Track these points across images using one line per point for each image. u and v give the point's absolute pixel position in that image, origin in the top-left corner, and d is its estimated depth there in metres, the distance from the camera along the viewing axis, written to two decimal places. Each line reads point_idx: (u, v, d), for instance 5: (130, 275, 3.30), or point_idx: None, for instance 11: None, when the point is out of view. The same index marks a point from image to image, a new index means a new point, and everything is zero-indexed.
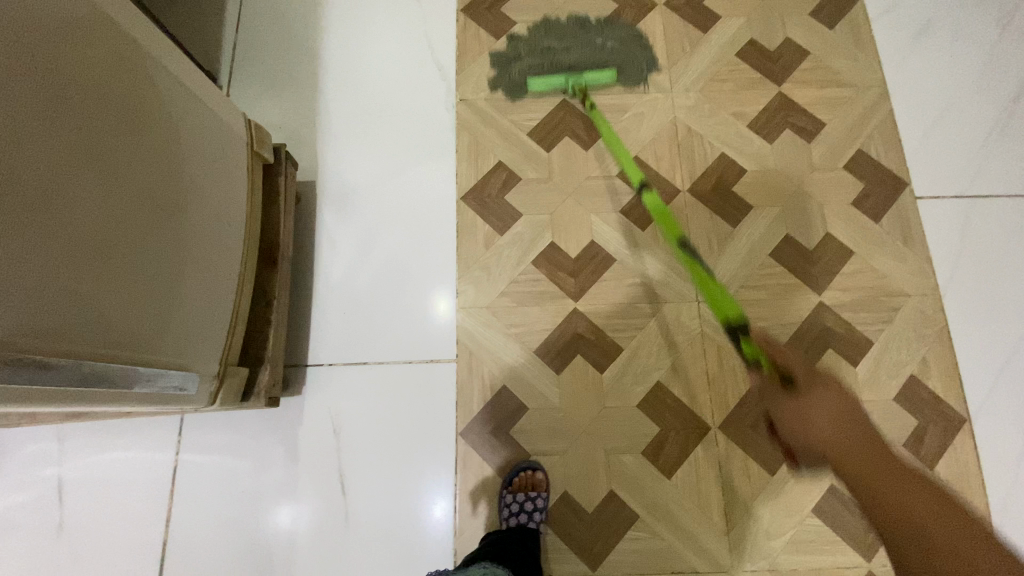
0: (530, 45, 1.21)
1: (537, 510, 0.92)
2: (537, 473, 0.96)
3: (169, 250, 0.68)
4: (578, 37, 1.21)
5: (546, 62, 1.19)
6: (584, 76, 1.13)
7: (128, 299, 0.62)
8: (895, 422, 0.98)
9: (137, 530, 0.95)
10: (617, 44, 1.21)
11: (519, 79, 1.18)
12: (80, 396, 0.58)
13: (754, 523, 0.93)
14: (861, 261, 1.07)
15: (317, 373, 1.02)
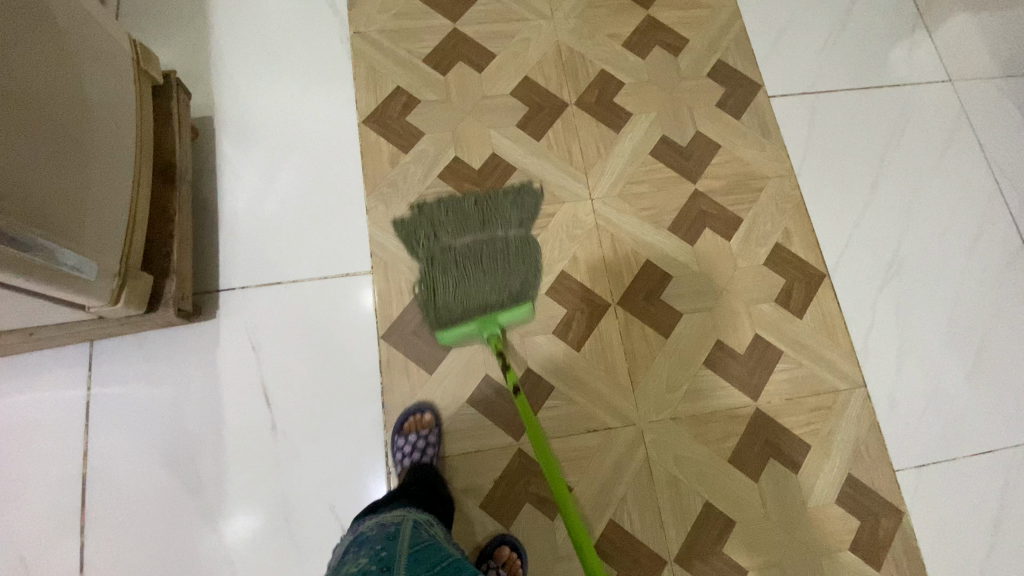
0: (436, 261, 1.08)
1: (429, 446, 0.95)
2: (425, 415, 0.99)
3: (61, 132, 0.69)
4: (479, 231, 1.10)
5: (458, 286, 1.07)
6: (497, 320, 0.99)
7: (23, 166, 0.63)
8: (768, 283, 1.12)
9: (54, 469, 0.93)
10: (519, 229, 1.12)
11: (435, 304, 1.06)
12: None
13: (656, 381, 1.04)
14: (728, 152, 1.21)
15: (232, 296, 1.02)
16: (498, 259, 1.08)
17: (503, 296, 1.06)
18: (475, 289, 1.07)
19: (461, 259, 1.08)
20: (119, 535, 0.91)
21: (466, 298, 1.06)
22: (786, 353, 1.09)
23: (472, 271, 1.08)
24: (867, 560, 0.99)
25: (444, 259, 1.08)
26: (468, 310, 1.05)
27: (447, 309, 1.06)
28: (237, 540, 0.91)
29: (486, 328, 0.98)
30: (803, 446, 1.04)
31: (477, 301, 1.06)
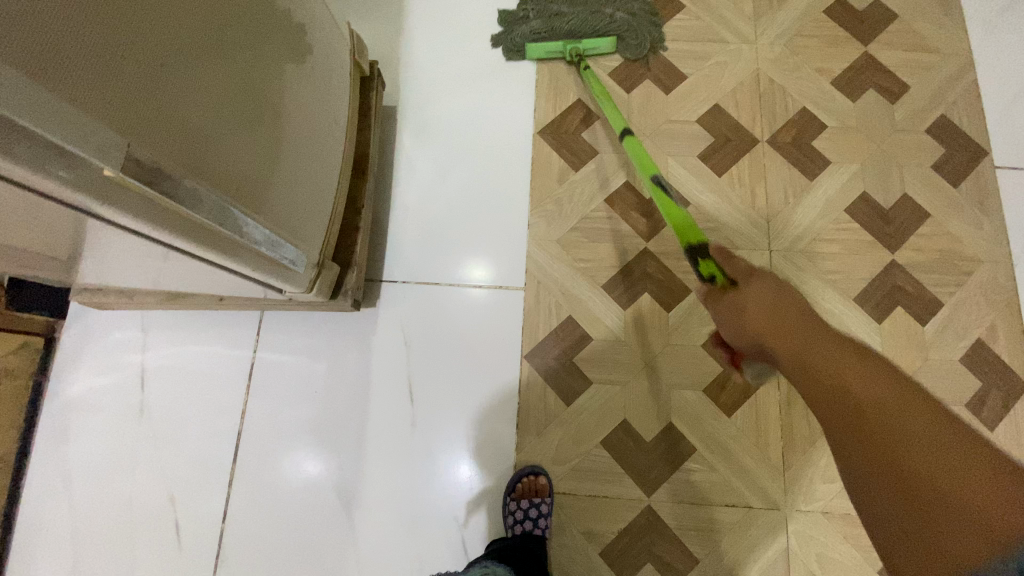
0: (539, 9, 1.16)
1: (542, 517, 0.91)
2: (540, 479, 0.95)
3: (295, 128, 0.71)
4: (589, 3, 1.15)
5: (554, 24, 1.14)
6: (581, 45, 1.13)
7: (267, 164, 0.65)
8: (958, 383, 0.99)
9: (213, 419, 1.00)
10: (627, 15, 1.16)
11: (522, 35, 1.15)
12: (223, 247, 0.61)
13: (810, 466, 0.95)
14: (936, 223, 1.07)
15: (391, 288, 1.05)
16: (597, 32, 1.14)
17: (595, 32, 1.14)
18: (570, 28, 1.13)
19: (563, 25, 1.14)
20: (261, 495, 0.96)
21: (555, 29, 1.14)
22: None
23: (569, 18, 1.14)
24: None
25: (552, 19, 1.14)
26: (557, 33, 1.14)
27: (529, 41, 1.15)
28: (365, 526, 0.95)
29: (570, 45, 1.12)
30: None
31: (565, 28, 1.13)
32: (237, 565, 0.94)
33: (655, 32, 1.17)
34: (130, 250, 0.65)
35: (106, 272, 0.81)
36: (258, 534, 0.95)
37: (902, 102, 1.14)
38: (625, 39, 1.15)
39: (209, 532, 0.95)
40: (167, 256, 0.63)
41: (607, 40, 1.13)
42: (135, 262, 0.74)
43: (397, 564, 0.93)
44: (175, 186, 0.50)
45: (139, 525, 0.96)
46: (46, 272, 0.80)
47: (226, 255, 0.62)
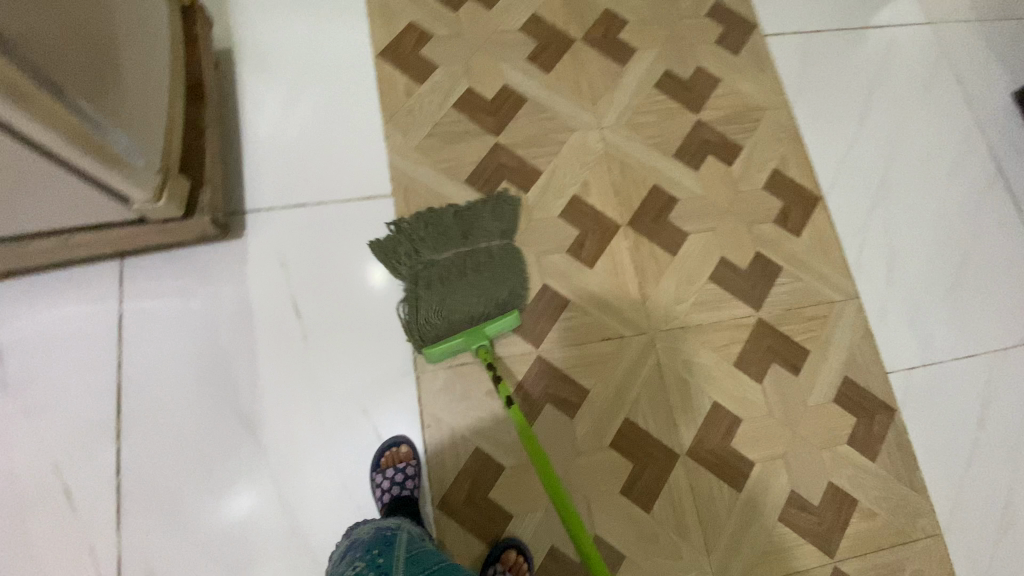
0: (417, 273, 1.04)
1: (408, 478, 0.93)
2: (403, 447, 0.96)
3: (117, 20, 0.72)
4: (459, 243, 1.07)
5: (440, 300, 1.01)
6: (484, 330, 0.98)
7: (87, 42, 0.66)
8: (767, 205, 1.19)
9: (88, 380, 0.95)
10: (501, 239, 1.10)
11: (419, 324, 1.01)
12: (39, 115, 0.61)
13: (666, 294, 1.10)
14: (727, 85, 1.27)
15: (258, 217, 1.05)
16: (481, 272, 1.05)
17: (490, 304, 1.03)
18: (458, 300, 1.01)
19: (441, 279, 1.03)
20: (156, 441, 0.93)
21: (445, 305, 1.01)
22: (785, 268, 1.15)
23: (446, 268, 1.04)
24: (864, 452, 1.06)
25: (426, 279, 1.03)
26: (448, 306, 1.01)
27: (432, 335, 1.00)
28: (274, 443, 0.94)
29: (473, 339, 0.97)
30: (803, 351, 1.10)
31: (461, 309, 1.01)
32: (145, 515, 0.90)
33: (511, 213, 1.12)
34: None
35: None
36: (160, 480, 0.92)
37: None
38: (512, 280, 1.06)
39: (106, 490, 0.91)
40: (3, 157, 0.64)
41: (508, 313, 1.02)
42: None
43: (314, 471, 0.94)
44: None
45: (24, 504, 0.90)
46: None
47: (59, 135, 0.64)
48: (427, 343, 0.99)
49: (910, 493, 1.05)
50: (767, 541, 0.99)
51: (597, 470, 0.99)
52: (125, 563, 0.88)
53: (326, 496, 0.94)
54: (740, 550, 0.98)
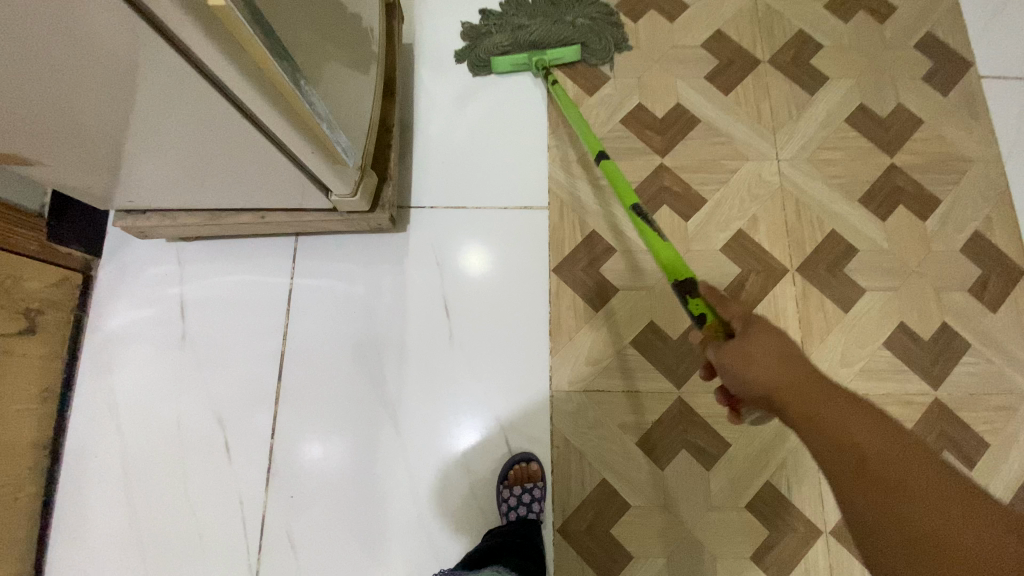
0: (500, 24, 1.15)
1: (535, 501, 0.92)
2: (532, 465, 0.96)
3: (349, 25, 0.76)
4: (549, 10, 1.15)
5: (517, 35, 1.12)
6: (546, 54, 1.12)
7: (328, 47, 0.70)
8: (961, 270, 1.05)
9: (255, 344, 1.02)
10: (587, 21, 1.16)
11: (489, 46, 1.13)
12: (282, 111, 0.66)
13: (828, 353, 1.01)
14: (929, 128, 1.13)
15: (420, 214, 1.07)
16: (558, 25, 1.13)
17: (561, 38, 1.13)
18: (533, 28, 1.12)
19: (516, 24, 1.14)
20: (307, 412, 0.99)
21: (518, 38, 1.12)
22: (974, 347, 1.01)
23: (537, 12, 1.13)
24: None
25: (501, 23, 1.15)
26: (520, 42, 1.12)
27: (494, 55, 1.13)
28: (412, 435, 0.99)
29: (536, 56, 1.11)
30: (983, 444, 0.97)
31: (531, 37, 1.12)
32: (289, 480, 0.96)
33: (616, 32, 1.17)
34: (172, 117, 0.64)
35: (132, 172, 0.79)
36: (306, 450, 0.97)
37: (891, 21, 1.20)
38: (589, 44, 1.15)
39: (259, 449, 0.97)
40: (211, 111, 0.63)
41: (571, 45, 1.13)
42: (168, 153, 0.73)
43: (446, 470, 0.98)
44: (252, 15, 0.54)
45: (189, 447, 0.98)
46: (74, 174, 0.78)
47: (268, 98, 0.63)
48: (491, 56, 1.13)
49: None
50: None
51: (728, 530, 0.93)
52: (267, 520, 0.94)
53: (454, 496, 0.97)
54: None
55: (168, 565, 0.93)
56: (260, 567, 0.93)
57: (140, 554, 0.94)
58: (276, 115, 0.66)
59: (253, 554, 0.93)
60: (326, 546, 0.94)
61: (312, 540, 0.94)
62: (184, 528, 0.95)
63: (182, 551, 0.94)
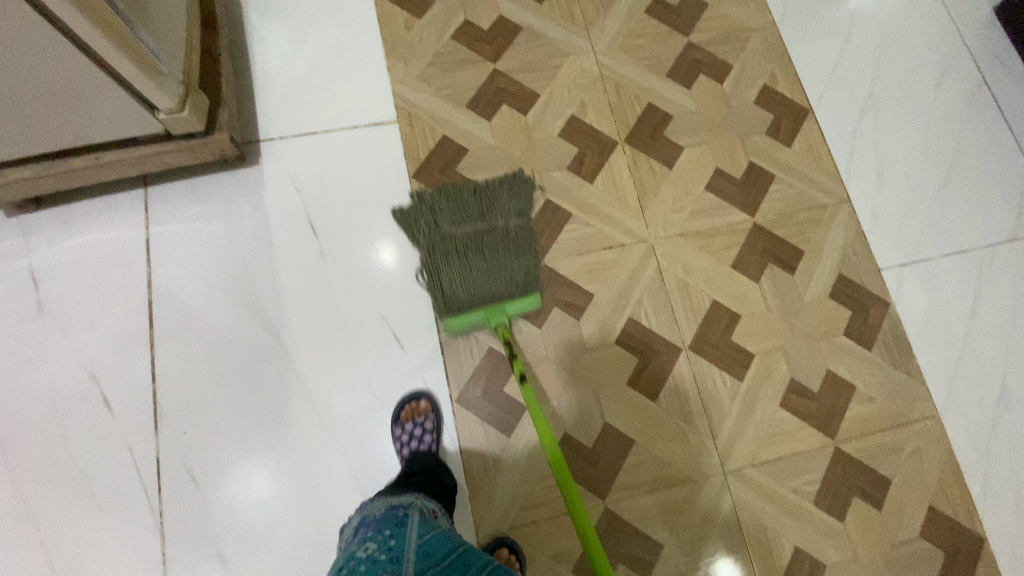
0: (432, 239, 1.06)
1: (426, 433, 0.96)
2: (421, 402, 0.99)
3: None
4: (478, 220, 1.07)
5: (462, 267, 1.02)
6: (505, 309, 1.00)
7: None
8: (758, 119, 1.23)
9: (120, 297, 1.00)
10: (518, 220, 1.09)
11: (440, 294, 1.01)
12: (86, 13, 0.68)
13: (663, 204, 1.15)
14: (715, 9, 1.32)
15: (271, 146, 1.10)
16: (498, 250, 1.04)
17: (493, 245, 1.05)
18: (477, 278, 1.01)
19: (459, 247, 1.04)
20: (187, 350, 0.98)
21: (474, 288, 1.01)
22: (779, 177, 1.19)
23: (474, 255, 1.03)
24: (861, 342, 1.10)
25: (442, 250, 1.04)
26: (472, 279, 1.01)
27: (450, 304, 1.01)
28: (300, 349, 1.00)
29: (494, 316, 1.00)
30: (799, 252, 1.14)
31: (483, 292, 1.01)
32: (180, 417, 0.95)
33: (523, 195, 1.12)
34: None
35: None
36: (193, 386, 0.97)
37: None
38: (529, 253, 1.06)
39: (143, 396, 0.96)
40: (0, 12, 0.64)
41: (530, 293, 1.02)
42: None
43: (339, 375, 1.00)
44: None
45: (66, 411, 0.95)
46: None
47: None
48: (447, 313, 1.00)
49: (908, 379, 1.09)
50: (770, 427, 1.03)
51: (603, 366, 1.04)
52: (163, 459, 0.94)
53: (351, 396, 0.99)
54: (745, 435, 1.02)
55: (64, 527, 0.90)
56: (164, 506, 0.92)
57: (30, 525, 0.90)
58: (79, 17, 0.68)
59: (153, 494, 0.92)
60: (228, 471, 0.94)
61: (214, 468, 0.94)
62: (74, 489, 0.92)
63: (76, 511, 0.91)
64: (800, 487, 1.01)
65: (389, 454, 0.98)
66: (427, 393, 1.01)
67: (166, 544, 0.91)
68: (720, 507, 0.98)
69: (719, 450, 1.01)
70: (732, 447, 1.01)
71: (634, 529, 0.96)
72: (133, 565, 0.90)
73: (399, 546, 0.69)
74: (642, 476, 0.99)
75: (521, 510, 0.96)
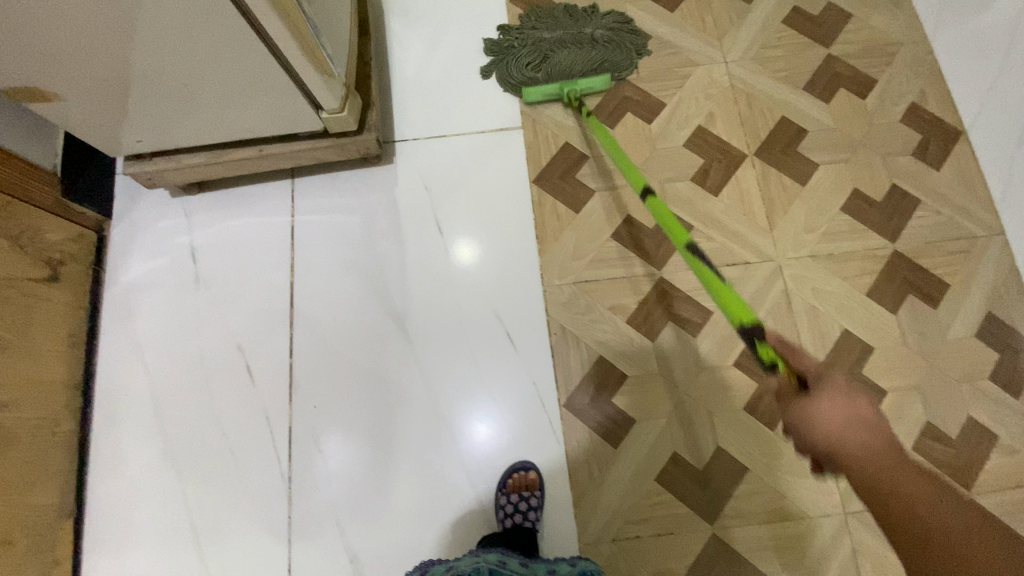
0: (523, 38, 1.21)
1: (531, 509, 0.94)
2: (530, 474, 0.98)
3: None
4: (569, 28, 1.22)
5: (547, 63, 1.18)
6: (578, 82, 1.17)
7: None
8: (903, 138, 1.15)
9: (263, 276, 1.09)
10: (606, 32, 1.21)
11: (520, 74, 1.18)
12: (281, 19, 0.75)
13: (792, 223, 1.10)
14: (860, 20, 1.24)
15: (405, 145, 1.15)
16: (581, 37, 1.21)
17: (589, 67, 1.18)
18: (559, 61, 1.18)
19: (545, 44, 1.20)
20: (319, 331, 1.06)
21: (554, 61, 1.18)
22: (923, 202, 1.11)
23: (557, 50, 1.19)
24: (1009, 389, 1.01)
25: (528, 41, 1.20)
26: (552, 70, 1.17)
27: (526, 80, 1.18)
28: (421, 341, 1.05)
29: (567, 87, 1.15)
30: (943, 285, 1.06)
31: (561, 70, 1.18)
32: (310, 393, 1.03)
33: (634, 39, 1.22)
34: (189, 28, 0.73)
35: (131, 97, 0.85)
36: (323, 365, 1.04)
37: None
38: (612, 55, 1.20)
39: (279, 369, 1.04)
40: (214, 17, 0.72)
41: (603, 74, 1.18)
42: (177, 73, 0.81)
43: (456, 369, 1.04)
44: None
45: (214, 375, 1.05)
46: (79, 101, 0.85)
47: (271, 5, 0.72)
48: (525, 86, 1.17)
49: None
50: None
51: (718, 388, 1.01)
52: (294, 430, 1.01)
53: (464, 392, 1.04)
54: None
55: (205, 480, 1.00)
56: (293, 472, 1.00)
57: (177, 474, 1.01)
58: (275, 23, 0.75)
59: (284, 461, 1.00)
60: (350, 447, 1.01)
61: (338, 444, 1.01)
62: (215, 447, 1.01)
63: (216, 467, 1.00)
64: None
65: (499, 451, 1.01)
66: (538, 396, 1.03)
67: (292, 508, 0.98)
68: (837, 548, 0.93)
69: (841, 489, 0.95)
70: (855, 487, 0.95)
71: (741, 560, 0.92)
72: (262, 523, 0.98)
73: None
74: (755, 506, 0.94)
75: (625, 523, 0.95)
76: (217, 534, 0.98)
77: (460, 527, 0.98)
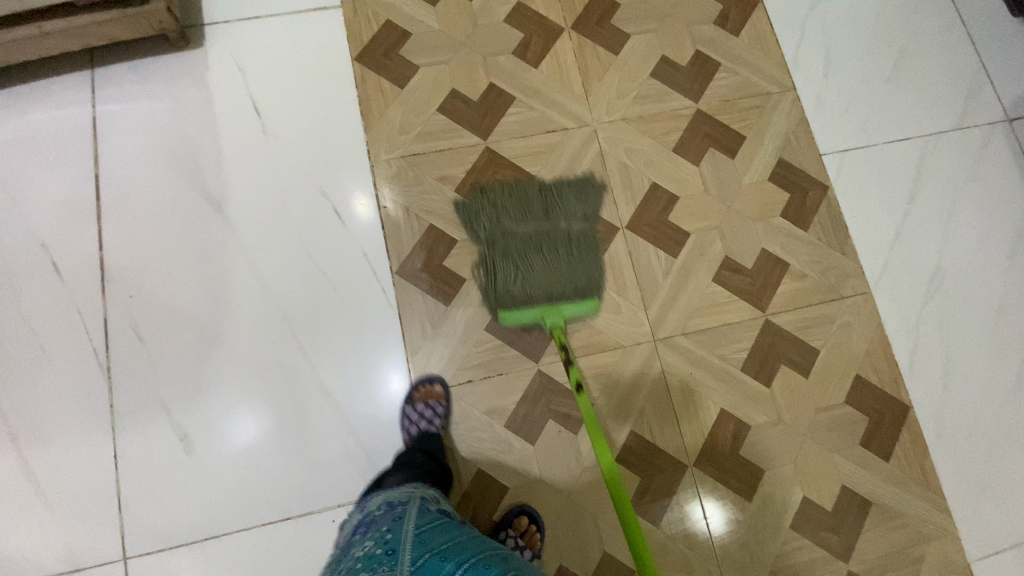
0: (493, 234, 1.04)
1: (436, 417, 0.96)
2: (435, 386, 0.98)
3: None
4: (541, 220, 1.04)
5: (523, 287, 0.99)
6: (563, 309, 0.97)
7: None
8: (706, 8, 1.23)
9: (66, 171, 1.03)
10: (582, 224, 1.06)
11: (497, 290, 1.00)
12: None
13: (607, 90, 1.16)
14: None
15: (215, 29, 1.10)
16: (561, 236, 1.03)
17: (575, 290, 0.99)
18: (536, 277, 0.99)
19: (523, 245, 1.02)
20: (131, 221, 1.01)
21: (529, 268, 1.00)
22: (724, 65, 1.20)
23: (533, 216, 1.04)
24: (798, 223, 1.12)
25: (502, 241, 1.02)
26: (529, 292, 0.98)
27: (505, 302, 1.00)
28: (243, 226, 1.03)
29: (550, 315, 0.97)
30: (740, 137, 1.16)
31: (541, 290, 0.99)
32: (125, 282, 0.99)
33: (590, 200, 1.08)
34: None
35: None
36: (139, 255, 1.00)
37: None
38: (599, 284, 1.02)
39: (90, 264, 0.99)
40: None
41: (588, 287, 1.00)
42: None
43: (293, 272, 1.02)
44: None
45: (16, 275, 0.98)
46: None
47: None
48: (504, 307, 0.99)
49: (841, 258, 1.11)
50: (702, 300, 1.06)
51: None
52: (110, 322, 0.97)
53: (308, 297, 1.02)
54: (677, 307, 1.05)
55: (16, 384, 0.95)
56: (111, 362, 0.96)
57: None
58: None
59: (101, 352, 0.96)
60: (173, 337, 0.98)
61: (160, 329, 0.98)
62: (24, 348, 0.96)
63: (27, 368, 0.95)
64: (729, 356, 1.04)
65: (353, 360, 1.00)
66: (367, 268, 1.04)
67: (114, 399, 0.95)
68: (648, 371, 1.02)
69: (651, 319, 1.04)
70: (663, 318, 1.04)
71: (563, 390, 1.00)
72: (83, 416, 0.94)
73: (395, 539, 0.66)
74: (574, 341, 1.02)
75: (457, 371, 1.00)
76: (32, 432, 0.93)
77: (316, 435, 0.97)
